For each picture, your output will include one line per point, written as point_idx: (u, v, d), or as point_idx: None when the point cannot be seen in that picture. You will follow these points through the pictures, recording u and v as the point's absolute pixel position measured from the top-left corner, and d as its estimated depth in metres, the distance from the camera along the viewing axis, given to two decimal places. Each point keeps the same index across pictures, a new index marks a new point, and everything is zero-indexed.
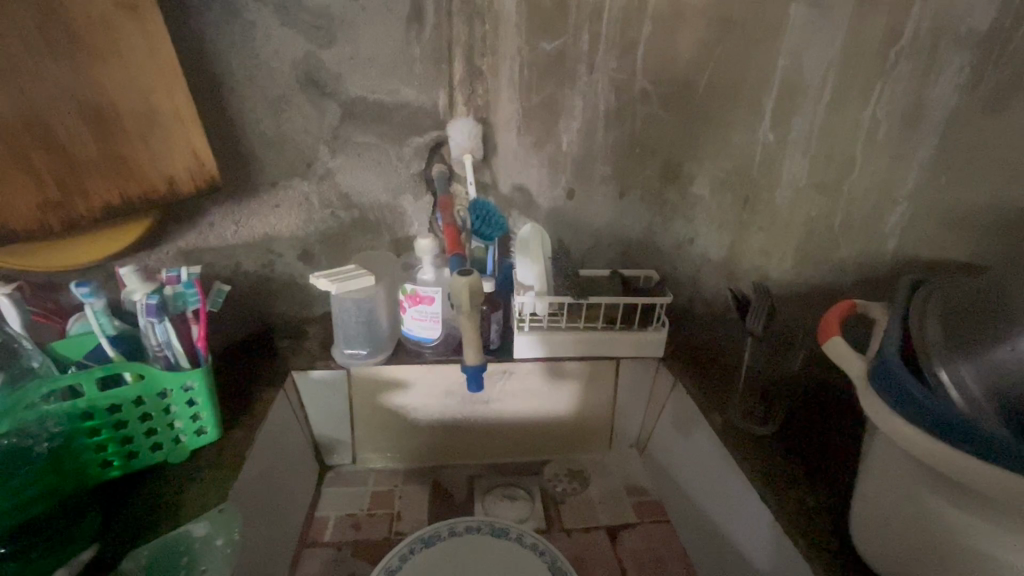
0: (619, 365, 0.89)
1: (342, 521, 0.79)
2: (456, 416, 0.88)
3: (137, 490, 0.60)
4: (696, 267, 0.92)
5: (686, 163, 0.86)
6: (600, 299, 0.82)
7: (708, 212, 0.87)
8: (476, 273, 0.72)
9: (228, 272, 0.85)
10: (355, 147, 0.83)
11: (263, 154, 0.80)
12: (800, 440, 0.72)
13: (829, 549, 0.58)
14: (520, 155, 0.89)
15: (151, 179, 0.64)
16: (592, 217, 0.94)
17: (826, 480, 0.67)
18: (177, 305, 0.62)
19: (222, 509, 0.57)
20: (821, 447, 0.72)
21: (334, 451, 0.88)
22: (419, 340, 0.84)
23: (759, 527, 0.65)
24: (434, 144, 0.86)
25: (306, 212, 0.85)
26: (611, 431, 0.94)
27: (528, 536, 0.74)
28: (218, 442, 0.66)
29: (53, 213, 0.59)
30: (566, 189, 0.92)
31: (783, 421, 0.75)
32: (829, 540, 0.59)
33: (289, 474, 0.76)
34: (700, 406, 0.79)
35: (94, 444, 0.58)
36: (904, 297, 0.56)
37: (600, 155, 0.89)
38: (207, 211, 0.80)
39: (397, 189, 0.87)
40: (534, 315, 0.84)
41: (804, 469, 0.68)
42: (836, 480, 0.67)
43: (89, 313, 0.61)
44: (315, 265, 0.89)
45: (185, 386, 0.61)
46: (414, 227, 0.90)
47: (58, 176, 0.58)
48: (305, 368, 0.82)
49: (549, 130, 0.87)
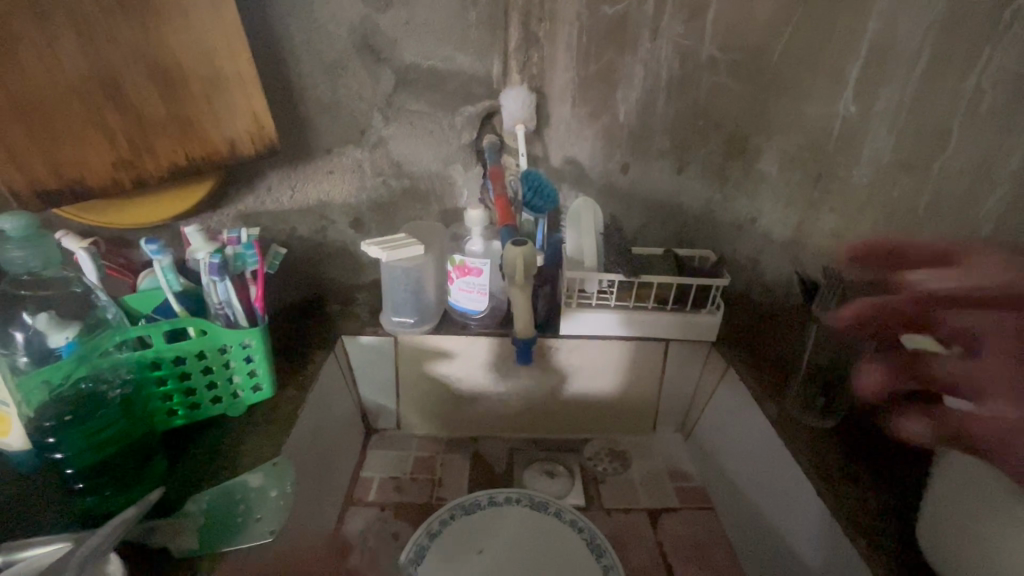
0: (668, 347, 0.86)
1: (385, 483, 0.81)
2: (499, 389, 0.88)
3: (199, 439, 0.63)
4: (757, 248, 0.87)
5: (754, 136, 0.81)
6: (653, 279, 0.79)
7: (773, 189, 0.83)
8: (530, 244, 0.70)
9: (284, 236, 0.87)
10: (408, 115, 0.82)
11: (319, 120, 0.80)
12: (865, 438, 0.68)
13: (888, 549, 0.55)
14: (573, 126, 0.85)
15: (214, 141, 0.66)
16: (646, 192, 0.90)
17: (893, 480, 0.63)
18: (238, 265, 0.64)
19: (276, 462, 0.60)
20: (889, 447, 0.67)
21: (380, 415, 0.90)
22: (465, 312, 0.83)
23: (810, 519, 0.63)
24: (487, 113, 0.84)
25: (359, 179, 0.85)
26: (656, 413, 0.92)
27: (567, 512, 0.74)
28: (273, 399, 0.69)
29: (126, 171, 0.62)
30: (620, 163, 0.88)
31: (848, 414, 0.71)
32: (890, 541, 0.56)
33: (337, 433, 0.79)
34: (755, 395, 0.75)
35: (162, 392, 0.61)
36: None
37: (659, 125, 0.85)
38: (265, 174, 0.82)
39: (448, 158, 0.86)
40: (582, 293, 0.83)
41: (869, 467, 0.64)
42: (906, 480, 0.62)
43: (158, 269, 0.63)
44: (366, 233, 0.89)
45: (244, 343, 0.63)
46: (464, 198, 0.89)
47: (130, 137, 0.61)
48: (355, 334, 0.84)
49: (605, 100, 0.83)
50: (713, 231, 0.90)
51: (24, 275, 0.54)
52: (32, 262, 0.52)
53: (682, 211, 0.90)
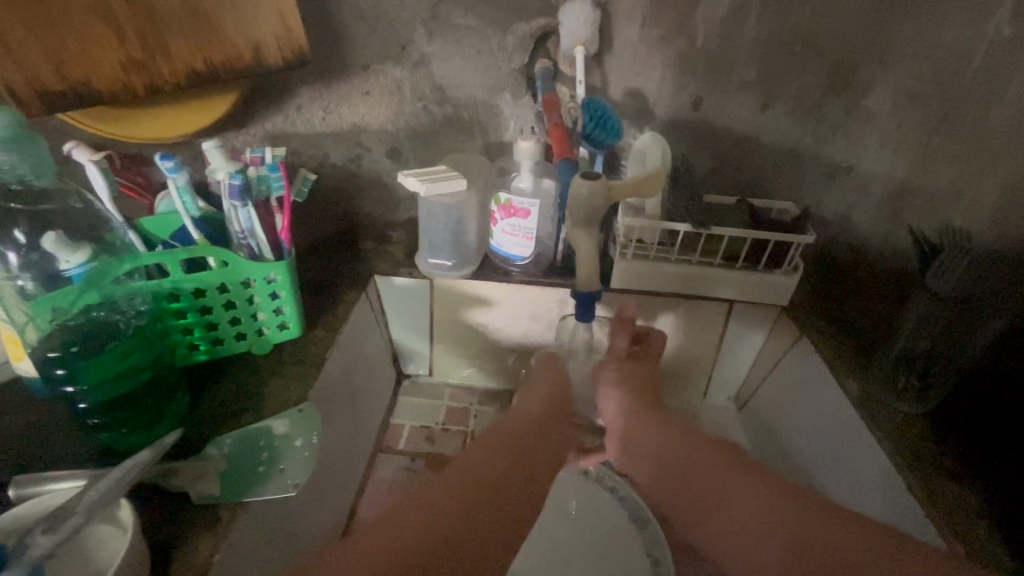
0: (731, 309, 0.76)
1: (416, 432, 0.77)
2: (539, 344, 0.82)
3: (221, 376, 0.59)
4: (848, 202, 0.75)
5: (864, 66, 0.68)
6: (725, 231, 0.68)
7: (882, 132, 0.70)
8: (605, 177, 0.60)
9: (314, 163, 0.78)
10: (454, 30, 0.70)
11: (354, 32, 0.70)
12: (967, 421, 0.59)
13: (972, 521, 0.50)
14: (642, 50, 0.71)
15: (235, 45, 0.57)
16: (722, 131, 0.75)
17: (995, 473, 0.55)
18: (262, 189, 0.57)
19: (301, 409, 0.56)
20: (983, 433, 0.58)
21: (412, 360, 0.85)
22: (508, 257, 0.75)
23: (871, 492, 0.58)
24: (542, 33, 0.70)
25: (397, 103, 0.75)
26: (710, 378, 0.84)
27: (608, 479, 0.70)
28: (300, 339, 0.64)
29: (136, 73, 0.55)
30: (693, 97, 0.73)
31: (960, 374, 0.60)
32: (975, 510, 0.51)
33: (367, 376, 0.74)
34: (833, 370, 0.66)
35: (182, 326, 0.57)
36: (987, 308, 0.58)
37: (746, 53, 0.69)
38: (294, 91, 0.72)
39: (496, 85, 0.74)
40: (640, 243, 0.73)
41: (968, 452, 0.56)
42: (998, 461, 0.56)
43: (173, 190, 0.57)
44: (403, 165, 0.80)
45: (269, 278, 0.58)
46: (510, 131, 0.77)
47: (139, 31, 0.53)
48: (388, 274, 0.77)
49: (686, 20, 0.68)
50: (798, 179, 0.77)
51: (13, 184, 0.49)
52: (20, 168, 0.48)
53: (760, 155, 0.76)
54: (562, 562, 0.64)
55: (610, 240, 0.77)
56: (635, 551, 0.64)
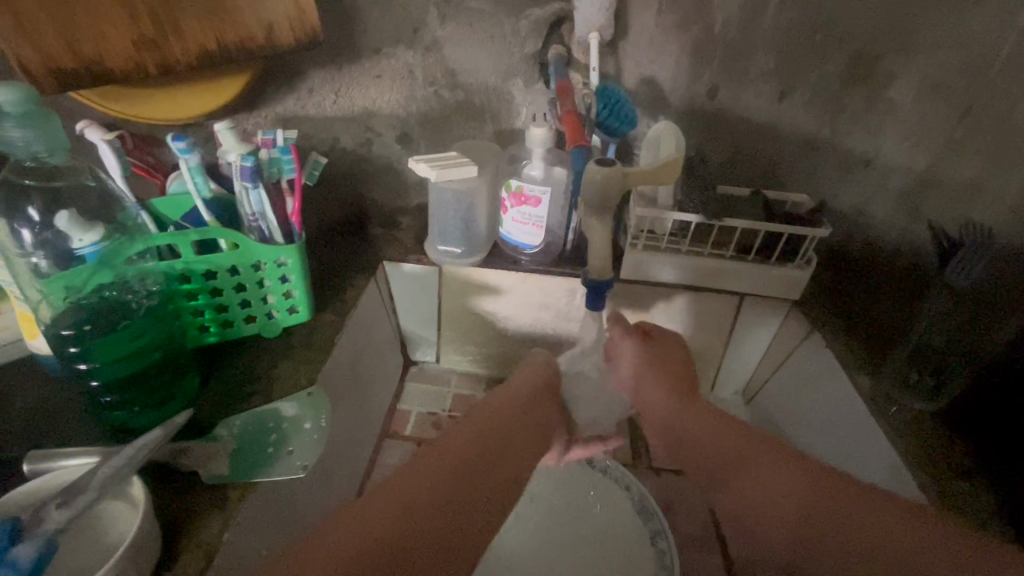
0: (742, 301, 0.75)
1: (423, 418, 0.77)
2: (547, 332, 0.82)
3: (231, 357, 0.60)
4: (865, 196, 0.73)
5: (887, 56, 0.66)
6: (738, 223, 0.67)
7: (901, 125, 0.68)
8: (619, 165, 0.59)
9: (325, 147, 0.78)
10: (467, 13, 0.69)
11: (367, 14, 0.69)
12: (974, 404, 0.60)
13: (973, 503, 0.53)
14: (657, 37, 0.69)
15: (248, 26, 0.57)
16: (737, 121, 0.74)
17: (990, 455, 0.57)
18: (273, 172, 0.57)
19: (311, 392, 0.56)
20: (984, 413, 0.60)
21: (419, 347, 0.85)
22: (518, 246, 0.75)
23: (876, 467, 0.59)
24: (557, 18, 0.69)
25: (408, 87, 0.74)
26: (718, 372, 0.83)
27: (614, 470, 0.69)
28: (309, 323, 0.64)
29: (148, 52, 0.55)
30: (709, 86, 0.72)
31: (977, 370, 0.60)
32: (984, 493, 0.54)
33: (375, 361, 0.74)
34: (843, 363, 0.66)
35: (192, 306, 0.57)
36: (989, 298, 0.56)
37: (763, 41, 0.68)
38: (305, 73, 0.72)
39: (508, 70, 0.73)
40: (651, 233, 0.72)
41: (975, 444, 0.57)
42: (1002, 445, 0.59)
43: (184, 170, 0.57)
44: (413, 150, 0.79)
45: (279, 262, 0.58)
46: (522, 118, 0.77)
47: (151, 8, 0.53)
48: (397, 261, 0.77)
49: (703, 5, 0.67)
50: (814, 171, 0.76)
51: (28, 162, 0.49)
52: (36, 144, 0.47)
53: (776, 145, 0.75)
54: (567, 553, 0.64)
55: (621, 231, 0.77)
56: (642, 544, 0.63)
